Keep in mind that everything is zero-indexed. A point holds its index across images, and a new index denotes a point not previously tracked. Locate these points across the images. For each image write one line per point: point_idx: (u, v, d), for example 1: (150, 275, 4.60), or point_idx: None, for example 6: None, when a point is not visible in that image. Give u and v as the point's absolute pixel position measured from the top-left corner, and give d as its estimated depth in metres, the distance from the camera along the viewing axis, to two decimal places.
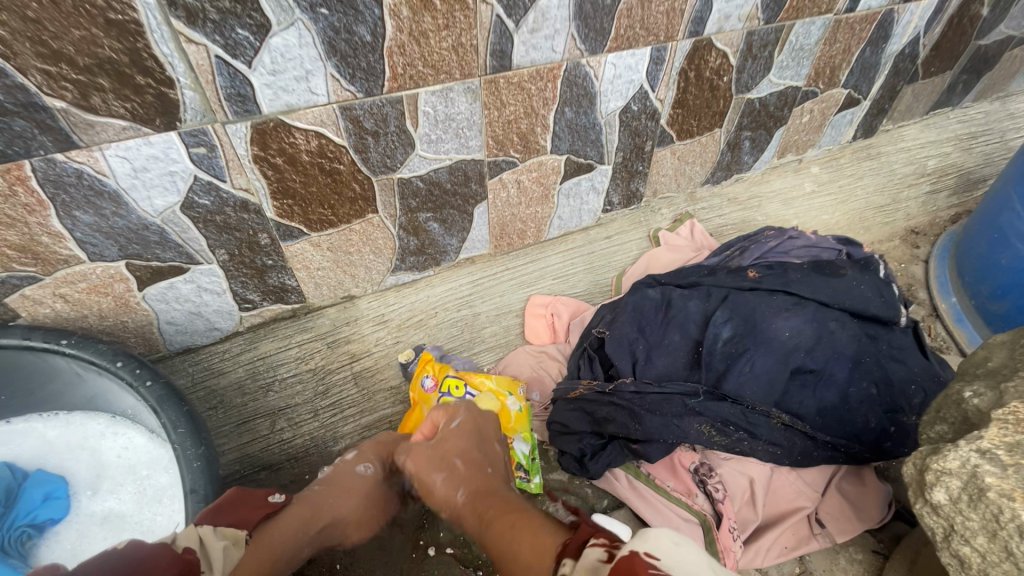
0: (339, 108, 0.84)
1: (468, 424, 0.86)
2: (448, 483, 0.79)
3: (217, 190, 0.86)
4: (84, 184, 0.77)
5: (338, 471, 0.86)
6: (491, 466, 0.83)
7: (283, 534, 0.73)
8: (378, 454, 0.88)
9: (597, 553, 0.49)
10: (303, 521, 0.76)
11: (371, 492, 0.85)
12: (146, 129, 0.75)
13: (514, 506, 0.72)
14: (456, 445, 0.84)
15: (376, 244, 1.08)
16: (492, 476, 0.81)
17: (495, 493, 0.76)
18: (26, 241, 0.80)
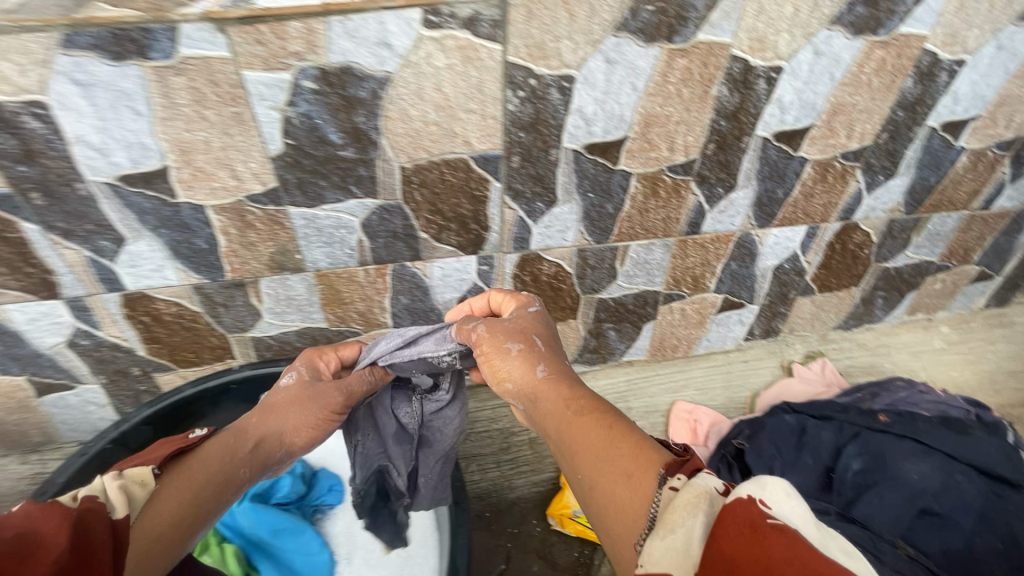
0: (576, 249, 1.21)
1: (541, 316, 0.94)
2: (521, 354, 0.86)
3: (482, 292, 1.25)
4: (413, 280, 1.19)
5: (268, 396, 1.00)
6: (556, 350, 0.89)
7: (212, 456, 0.87)
8: (302, 366, 1.04)
9: (716, 484, 0.55)
10: (223, 448, 0.89)
11: (303, 405, 0.97)
12: (462, 252, 1.16)
13: (619, 423, 0.72)
14: (497, 335, 0.88)
15: (567, 340, 1.41)
16: (582, 380, 0.84)
17: (580, 386, 0.81)
18: (365, 310, 1.22)
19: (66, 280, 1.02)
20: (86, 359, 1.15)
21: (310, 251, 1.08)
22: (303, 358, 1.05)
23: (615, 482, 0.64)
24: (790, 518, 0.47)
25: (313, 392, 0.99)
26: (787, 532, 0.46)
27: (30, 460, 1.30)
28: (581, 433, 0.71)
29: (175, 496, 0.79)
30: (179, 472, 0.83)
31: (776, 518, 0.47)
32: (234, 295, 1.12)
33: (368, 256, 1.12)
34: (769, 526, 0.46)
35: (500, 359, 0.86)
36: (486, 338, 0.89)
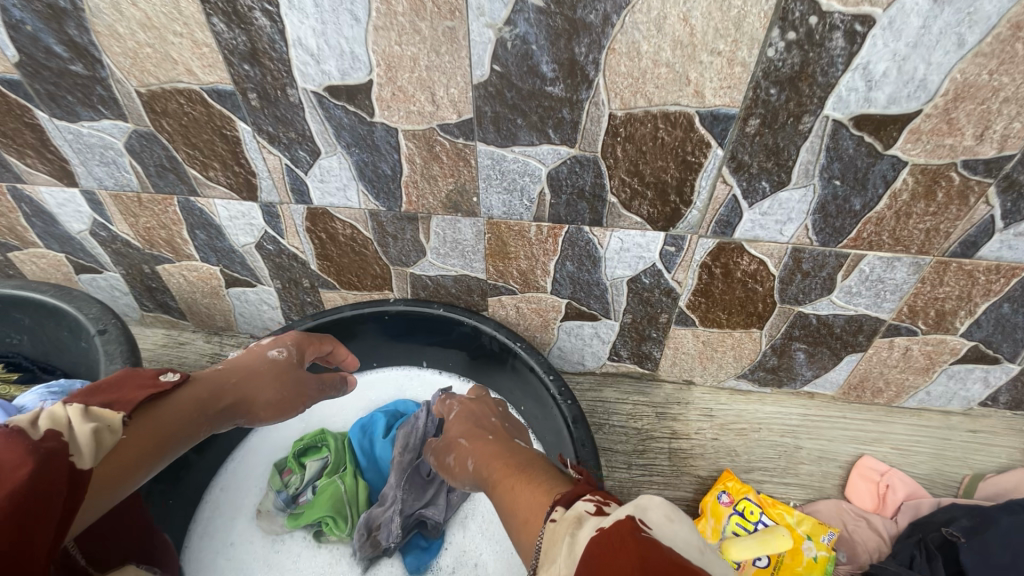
0: (792, 249, 0.97)
1: (466, 409, 1.00)
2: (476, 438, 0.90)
3: (660, 276, 1.07)
4: (587, 247, 1.05)
5: (248, 360, 0.96)
6: (485, 420, 0.96)
7: (182, 410, 0.79)
8: (291, 343, 1.04)
9: (588, 506, 0.59)
10: (199, 402, 0.82)
11: (283, 383, 0.97)
12: (648, 227, 0.99)
13: (512, 455, 0.82)
14: (456, 428, 0.95)
15: (741, 351, 1.18)
16: (492, 424, 0.95)
17: (496, 442, 0.87)
18: (527, 270, 1.11)
19: (264, 186, 1.06)
20: (269, 263, 1.22)
21: (487, 196, 1.00)
22: (297, 341, 1.05)
23: (521, 527, 0.65)
24: (668, 539, 0.49)
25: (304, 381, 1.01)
26: (655, 545, 0.48)
27: (212, 340, 1.44)
28: (500, 493, 0.74)
29: (139, 445, 0.71)
30: (157, 420, 0.75)
31: (650, 535, 0.49)
32: (404, 227, 1.08)
33: (545, 212, 1.01)
34: (639, 539, 0.48)
35: (483, 434, 0.91)
36: (476, 428, 0.93)
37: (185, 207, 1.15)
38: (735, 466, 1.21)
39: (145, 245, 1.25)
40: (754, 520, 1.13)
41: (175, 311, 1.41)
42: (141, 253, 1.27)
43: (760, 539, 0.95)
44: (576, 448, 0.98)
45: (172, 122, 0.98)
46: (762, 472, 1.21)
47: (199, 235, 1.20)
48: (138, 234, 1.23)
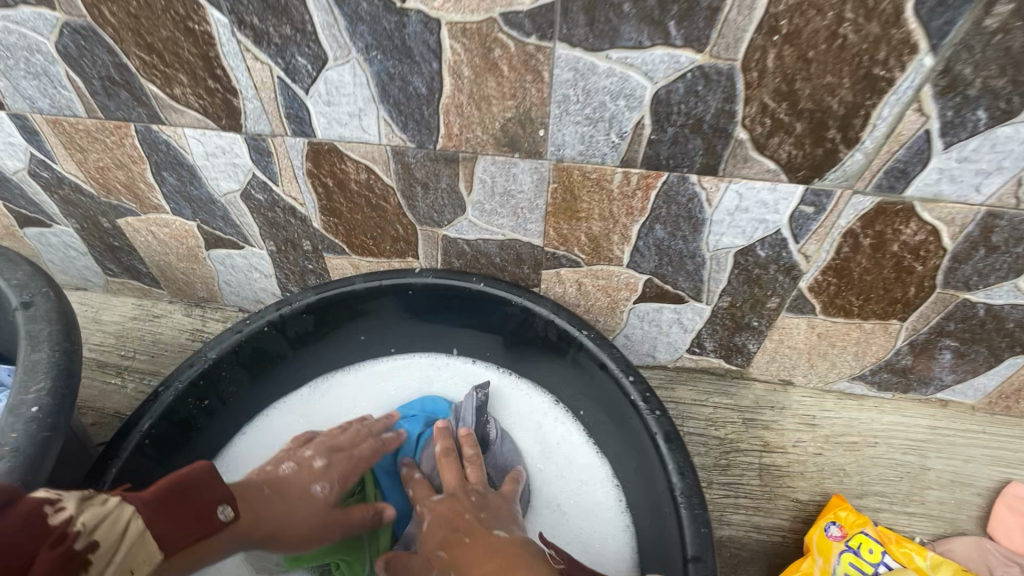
0: (986, 213, 0.69)
1: (449, 469, 0.82)
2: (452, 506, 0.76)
3: (783, 248, 0.79)
4: (688, 206, 0.77)
5: (290, 484, 0.77)
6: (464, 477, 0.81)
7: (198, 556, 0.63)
8: (341, 476, 0.81)
9: None
10: (236, 539, 0.67)
11: (320, 528, 0.76)
12: (783, 177, 0.71)
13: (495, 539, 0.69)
14: (437, 502, 0.78)
15: (866, 348, 0.92)
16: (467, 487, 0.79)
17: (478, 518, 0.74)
18: (601, 235, 0.83)
19: (249, 111, 0.77)
20: (258, 218, 0.94)
21: (561, 127, 0.71)
22: (350, 462, 0.83)
23: None
24: None
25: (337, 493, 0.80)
26: None
27: (192, 314, 1.16)
28: None
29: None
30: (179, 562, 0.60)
31: None
32: (439, 173, 0.80)
33: (640, 154, 0.72)
34: None
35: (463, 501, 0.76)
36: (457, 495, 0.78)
37: (145, 140, 0.85)
38: (846, 490, 0.96)
39: (99, 192, 0.96)
40: (875, 562, 0.87)
41: (146, 278, 1.14)
42: (95, 203, 0.98)
43: None
44: (669, 476, 0.72)
45: (117, 10, 0.69)
46: (879, 498, 0.96)
47: (168, 178, 0.90)
48: (88, 175, 0.93)
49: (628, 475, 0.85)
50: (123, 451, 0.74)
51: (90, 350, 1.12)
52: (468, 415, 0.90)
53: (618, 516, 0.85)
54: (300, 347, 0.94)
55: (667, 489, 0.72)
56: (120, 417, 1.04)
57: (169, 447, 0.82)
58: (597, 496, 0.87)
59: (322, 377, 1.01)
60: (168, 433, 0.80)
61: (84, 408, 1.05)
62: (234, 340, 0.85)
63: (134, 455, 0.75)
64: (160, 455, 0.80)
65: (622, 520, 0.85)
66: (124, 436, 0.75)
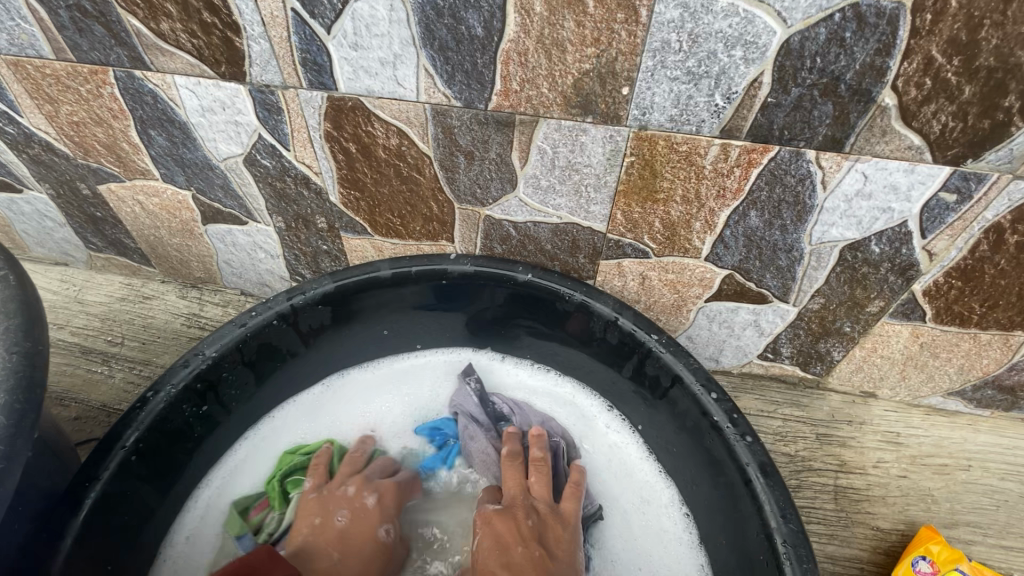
0: None
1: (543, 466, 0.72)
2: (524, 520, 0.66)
3: (904, 243, 0.65)
4: (797, 188, 0.62)
5: (352, 526, 0.67)
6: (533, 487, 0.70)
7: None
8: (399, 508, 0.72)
9: None
10: None
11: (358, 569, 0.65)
12: (927, 155, 0.56)
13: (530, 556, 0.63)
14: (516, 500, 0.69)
15: (974, 361, 0.79)
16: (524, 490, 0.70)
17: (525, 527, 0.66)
18: (679, 221, 0.69)
19: (256, 55, 0.62)
20: (265, 189, 0.79)
21: (651, 84, 0.56)
22: (382, 486, 0.72)
23: None
24: None
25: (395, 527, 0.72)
26: None
27: (188, 296, 1.02)
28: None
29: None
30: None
31: None
32: (489, 139, 0.65)
33: (748, 122, 0.58)
34: None
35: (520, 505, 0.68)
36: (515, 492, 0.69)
37: (128, 90, 0.70)
38: (935, 519, 0.84)
39: (75, 152, 0.81)
40: None
41: (135, 254, 0.99)
42: (71, 165, 0.83)
43: None
44: (767, 518, 0.60)
45: None
46: (972, 529, 0.83)
47: (157, 137, 0.75)
48: (62, 132, 0.78)
49: (702, 503, 0.73)
50: (106, 470, 0.62)
51: (73, 334, 0.98)
52: (476, 410, 0.81)
53: (688, 550, 0.73)
54: (313, 342, 0.81)
55: (766, 536, 0.60)
56: (105, 411, 0.91)
57: (161, 460, 0.69)
58: (663, 524, 0.75)
59: (337, 374, 0.88)
60: (160, 445, 0.68)
61: (65, 401, 0.91)
62: (237, 336, 0.71)
63: (119, 474, 0.63)
64: (151, 470, 0.68)
65: (694, 554, 0.73)
66: (106, 452, 0.62)
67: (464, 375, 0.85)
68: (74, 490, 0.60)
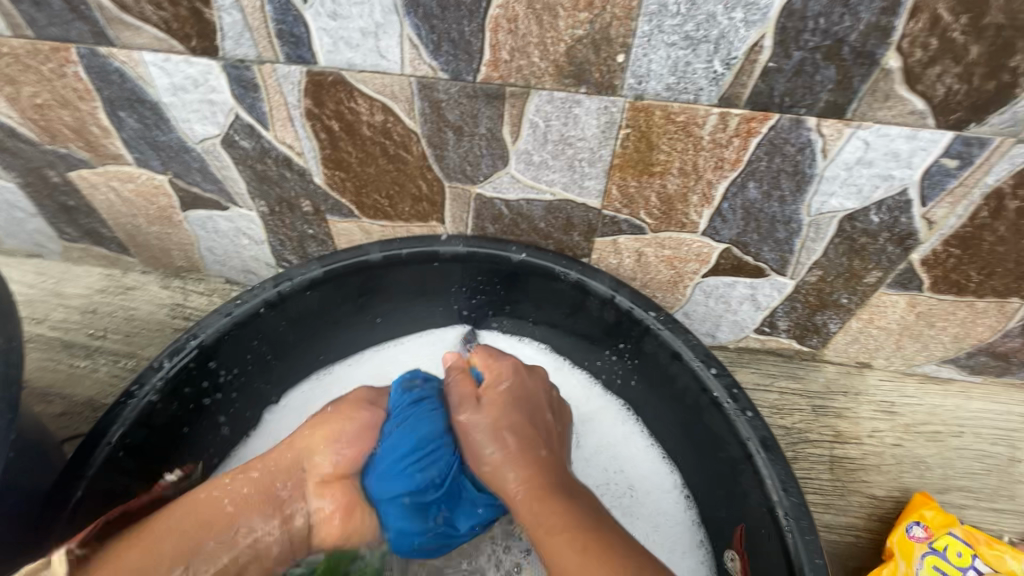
0: None
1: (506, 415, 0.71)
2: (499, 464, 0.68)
3: (904, 212, 0.64)
4: (797, 158, 0.61)
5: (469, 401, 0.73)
6: (509, 437, 0.69)
7: (176, 520, 0.60)
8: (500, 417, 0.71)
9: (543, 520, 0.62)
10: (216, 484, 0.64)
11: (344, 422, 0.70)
12: (930, 120, 0.55)
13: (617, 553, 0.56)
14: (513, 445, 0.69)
15: (971, 329, 0.79)
16: (493, 415, 0.71)
17: (557, 522, 0.60)
18: (676, 194, 0.68)
19: (227, 27, 0.58)
20: (245, 171, 0.75)
21: (647, 50, 0.54)
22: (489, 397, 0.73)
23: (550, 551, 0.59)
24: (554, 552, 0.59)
25: (342, 429, 0.69)
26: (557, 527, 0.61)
27: (170, 286, 0.99)
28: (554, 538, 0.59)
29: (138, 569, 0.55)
30: (133, 539, 0.58)
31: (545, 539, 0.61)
32: (478, 113, 0.62)
33: (747, 89, 0.56)
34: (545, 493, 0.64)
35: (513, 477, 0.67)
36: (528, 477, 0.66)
37: (93, 68, 0.65)
38: (927, 485, 0.86)
39: (41, 137, 0.76)
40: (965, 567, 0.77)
41: (111, 243, 0.95)
42: (38, 151, 0.79)
43: None
44: (768, 492, 0.61)
45: None
46: (963, 493, 0.86)
47: (127, 119, 0.71)
48: (25, 115, 0.73)
49: (703, 483, 0.73)
50: (91, 468, 0.60)
51: (53, 328, 0.95)
52: None
53: (687, 529, 0.75)
54: (301, 329, 0.78)
55: (766, 509, 0.61)
56: (92, 406, 0.88)
57: (151, 455, 0.68)
58: (663, 506, 0.76)
59: (323, 371, 0.85)
60: (146, 441, 0.67)
61: (49, 398, 0.89)
62: (223, 325, 0.70)
63: (106, 470, 0.62)
64: (138, 467, 0.67)
65: (692, 531, 0.75)
66: (90, 448, 0.61)
67: (462, 340, 0.87)
68: (61, 488, 0.59)
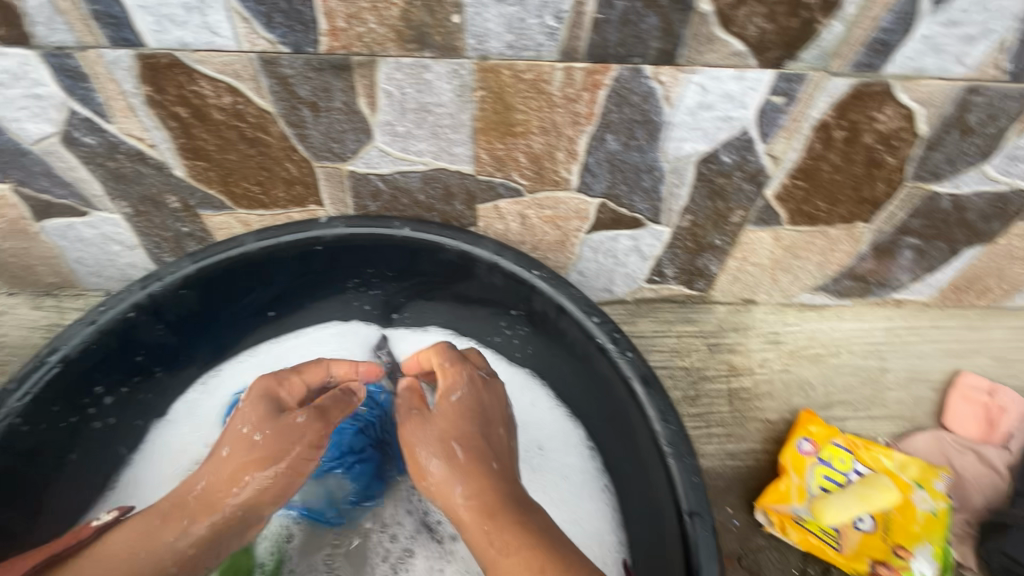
0: (963, 89, 0.62)
1: (467, 406, 0.70)
2: (454, 489, 0.64)
3: (749, 150, 0.69)
4: (644, 107, 0.64)
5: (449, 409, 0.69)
6: (460, 443, 0.66)
7: (104, 563, 0.57)
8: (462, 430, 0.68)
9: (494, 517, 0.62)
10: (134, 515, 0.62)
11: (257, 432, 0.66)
12: (751, 61, 0.59)
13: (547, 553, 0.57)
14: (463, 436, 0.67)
15: (831, 256, 0.87)
16: (463, 424, 0.68)
17: (510, 542, 0.58)
18: (543, 153, 0.69)
19: (34, 11, 0.54)
20: (97, 171, 0.71)
21: (481, 9, 0.55)
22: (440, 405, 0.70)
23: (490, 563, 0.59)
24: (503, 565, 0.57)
25: (262, 436, 0.66)
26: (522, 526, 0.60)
27: (43, 306, 0.92)
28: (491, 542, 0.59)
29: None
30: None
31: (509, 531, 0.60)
32: (330, 86, 0.61)
33: (584, 42, 0.58)
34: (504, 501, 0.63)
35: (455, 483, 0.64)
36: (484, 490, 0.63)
37: None
38: (812, 403, 0.94)
39: None
40: (846, 471, 0.87)
41: None
42: None
43: (860, 497, 0.83)
44: (651, 424, 0.64)
45: None
46: (842, 407, 0.94)
47: None
48: None
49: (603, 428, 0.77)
50: None
51: None
52: None
53: (593, 476, 0.78)
54: (183, 331, 0.75)
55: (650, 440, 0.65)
56: None
57: (21, 483, 0.65)
58: (570, 459, 0.80)
59: (212, 373, 0.82)
60: (14, 469, 0.63)
61: None
62: (88, 335, 0.65)
63: None
64: (9, 498, 0.64)
65: (597, 477, 0.78)
66: None
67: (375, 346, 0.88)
68: None
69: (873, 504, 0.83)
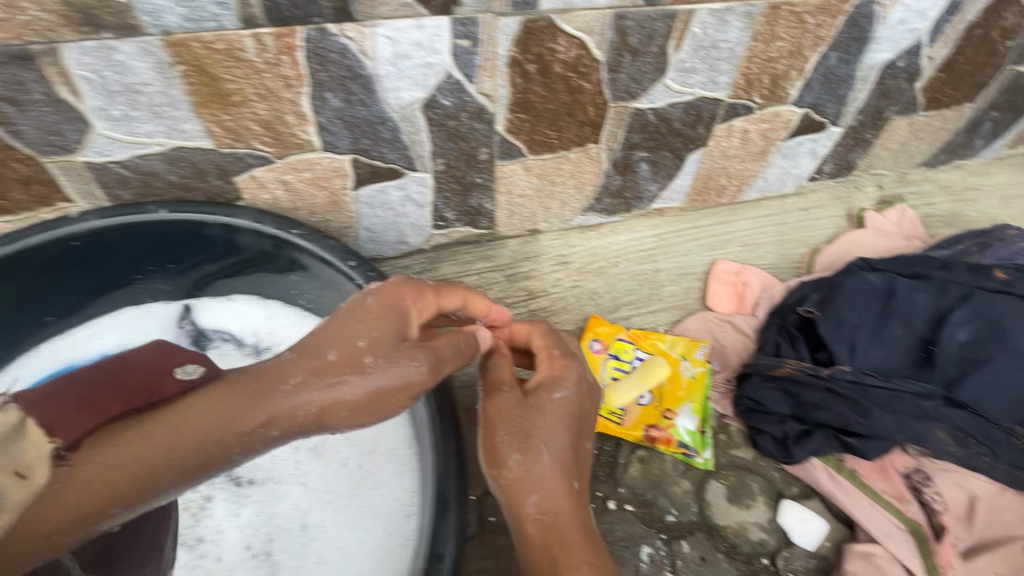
0: (612, 16, 0.74)
1: (571, 404, 0.66)
2: (523, 469, 0.62)
3: (462, 92, 0.78)
4: (346, 63, 0.70)
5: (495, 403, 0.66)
6: (527, 416, 0.64)
7: (173, 435, 0.50)
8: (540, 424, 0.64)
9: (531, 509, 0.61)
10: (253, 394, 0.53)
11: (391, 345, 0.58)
12: (421, 9, 0.67)
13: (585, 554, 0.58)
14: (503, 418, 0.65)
15: (582, 178, 0.99)
16: (525, 402, 0.65)
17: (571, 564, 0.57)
18: (272, 118, 0.74)
19: None
20: None
21: None
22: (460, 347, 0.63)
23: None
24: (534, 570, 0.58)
25: (379, 369, 0.56)
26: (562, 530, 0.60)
27: None
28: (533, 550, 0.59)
29: (80, 498, 0.46)
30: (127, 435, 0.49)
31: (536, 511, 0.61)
32: (19, 78, 0.62)
33: (259, 8, 0.63)
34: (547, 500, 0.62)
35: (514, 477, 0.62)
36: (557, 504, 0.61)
37: None
38: (602, 309, 1.08)
39: None
40: (629, 358, 1.01)
41: None
42: None
43: (639, 377, 0.94)
44: None
45: None
46: (626, 308, 1.09)
47: None
48: None
49: None
50: None
51: None
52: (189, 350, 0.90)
53: None
54: None
55: None
56: None
57: None
58: None
59: None
60: None
61: None
62: None
63: None
64: None
65: None
66: None
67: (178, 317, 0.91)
68: None
69: (651, 380, 0.94)
